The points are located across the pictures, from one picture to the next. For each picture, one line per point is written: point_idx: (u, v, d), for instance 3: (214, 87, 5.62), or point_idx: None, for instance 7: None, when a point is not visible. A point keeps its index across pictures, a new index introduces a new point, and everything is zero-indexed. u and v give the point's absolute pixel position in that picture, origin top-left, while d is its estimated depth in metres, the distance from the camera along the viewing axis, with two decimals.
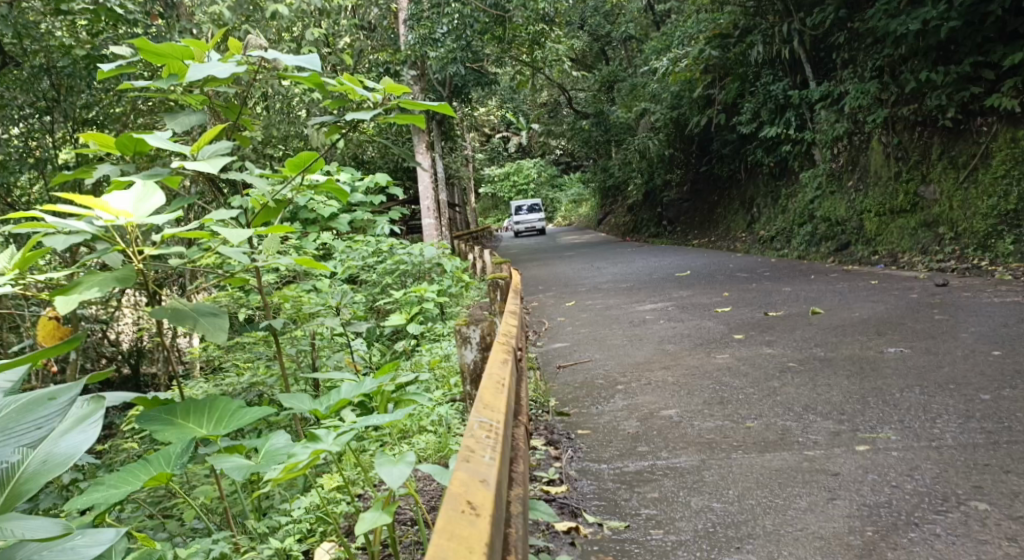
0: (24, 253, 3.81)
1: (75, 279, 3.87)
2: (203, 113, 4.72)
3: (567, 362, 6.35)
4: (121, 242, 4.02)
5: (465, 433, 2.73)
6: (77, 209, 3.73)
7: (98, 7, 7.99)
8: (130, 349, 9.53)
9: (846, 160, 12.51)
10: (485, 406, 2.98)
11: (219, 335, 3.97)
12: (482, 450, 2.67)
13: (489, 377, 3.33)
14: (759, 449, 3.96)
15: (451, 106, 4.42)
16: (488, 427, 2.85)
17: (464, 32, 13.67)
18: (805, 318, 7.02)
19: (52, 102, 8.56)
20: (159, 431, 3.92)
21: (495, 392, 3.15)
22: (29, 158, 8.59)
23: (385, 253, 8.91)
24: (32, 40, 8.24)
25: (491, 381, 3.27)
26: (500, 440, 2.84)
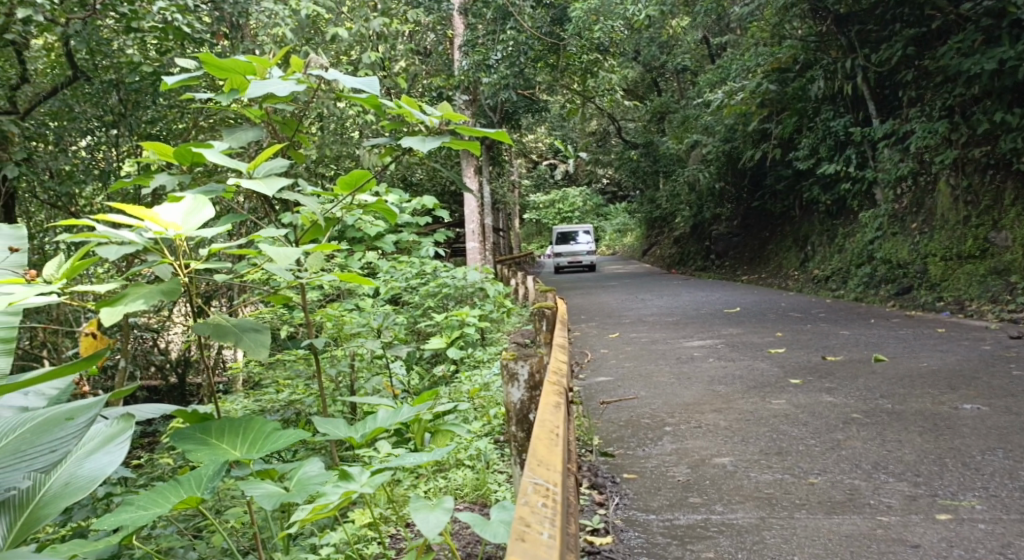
0: (73, 262, 3.66)
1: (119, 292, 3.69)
2: (261, 130, 4.62)
3: (612, 398, 6.07)
4: (171, 255, 3.87)
5: (519, 501, 2.47)
6: (128, 220, 3.59)
7: (166, 26, 8.26)
8: (178, 358, 9.56)
9: (910, 202, 12.17)
10: (541, 465, 2.72)
11: (260, 353, 3.76)
12: (540, 523, 2.40)
13: (541, 426, 3.06)
14: (825, 510, 3.66)
15: (507, 134, 4.29)
16: (543, 490, 2.58)
17: (518, 60, 13.31)
18: (867, 365, 6.67)
19: (118, 117, 9.11)
20: (191, 452, 3.65)
21: (550, 445, 2.89)
22: (94, 169, 9.14)
23: (428, 274, 8.72)
24: (104, 57, 8.79)
25: (544, 432, 3.01)
26: (558, 504, 2.57)
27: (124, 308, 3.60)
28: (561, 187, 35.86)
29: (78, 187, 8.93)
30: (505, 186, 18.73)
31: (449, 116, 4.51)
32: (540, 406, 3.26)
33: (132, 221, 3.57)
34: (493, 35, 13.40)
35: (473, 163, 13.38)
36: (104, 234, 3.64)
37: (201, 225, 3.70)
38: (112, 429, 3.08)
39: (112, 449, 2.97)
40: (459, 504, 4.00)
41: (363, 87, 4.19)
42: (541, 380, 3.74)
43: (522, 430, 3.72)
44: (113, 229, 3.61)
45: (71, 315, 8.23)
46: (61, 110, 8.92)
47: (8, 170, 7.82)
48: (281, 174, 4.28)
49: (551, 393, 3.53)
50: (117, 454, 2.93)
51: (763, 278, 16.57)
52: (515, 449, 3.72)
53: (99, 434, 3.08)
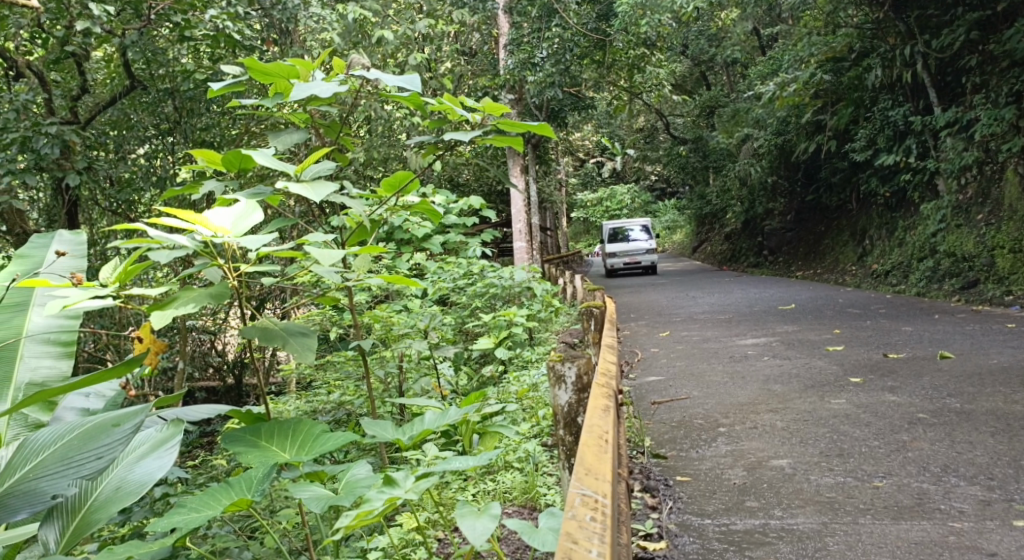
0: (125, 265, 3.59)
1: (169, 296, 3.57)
2: (307, 133, 4.59)
3: (664, 398, 5.94)
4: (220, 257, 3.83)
5: (567, 515, 2.38)
6: (179, 224, 3.57)
7: (218, 32, 8.32)
8: (234, 360, 9.70)
9: (974, 192, 11.77)
10: (589, 474, 2.62)
11: (307, 356, 3.70)
12: (588, 540, 2.30)
13: (589, 432, 2.97)
14: (892, 515, 3.50)
15: (551, 127, 4.19)
16: (592, 502, 2.49)
17: (563, 57, 13.18)
18: (933, 363, 6.43)
19: (173, 124, 9.27)
20: (242, 454, 3.54)
21: (598, 451, 2.80)
22: (152, 176, 9.30)
23: (476, 275, 8.64)
24: (159, 66, 8.87)
25: (592, 438, 2.92)
26: (608, 517, 2.48)
27: (174, 312, 3.48)
28: (608, 185, 35.48)
29: (137, 194, 9.15)
30: (553, 185, 18.61)
31: (491, 111, 4.42)
32: (588, 412, 3.17)
33: (182, 226, 3.55)
34: (538, 33, 13.20)
35: (520, 161, 13.29)
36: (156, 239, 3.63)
37: (249, 229, 3.67)
38: (164, 433, 3.07)
39: (163, 454, 2.96)
40: (508, 508, 3.93)
41: (405, 85, 4.12)
42: (588, 382, 3.64)
43: (570, 433, 3.62)
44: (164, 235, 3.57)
45: (130, 318, 8.36)
46: (120, 119, 9.30)
47: (70, 178, 8.07)
48: (328, 176, 4.22)
49: (599, 396, 3.44)
50: (164, 459, 2.92)
51: (819, 274, 16.17)
52: (562, 453, 3.63)
53: (152, 439, 3.08)
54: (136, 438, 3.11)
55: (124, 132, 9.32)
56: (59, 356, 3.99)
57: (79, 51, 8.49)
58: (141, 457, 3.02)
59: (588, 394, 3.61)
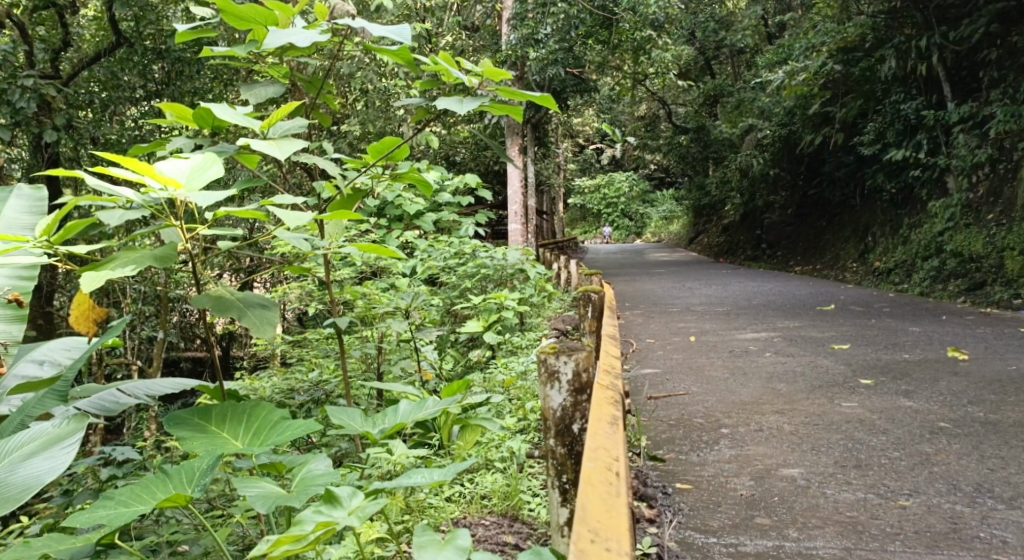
0: (64, 219, 3.17)
1: (109, 256, 3.15)
2: (284, 88, 4.09)
3: (660, 392, 5.54)
4: (175, 217, 3.35)
5: None
6: (125, 174, 3.08)
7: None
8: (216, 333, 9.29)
9: (985, 192, 11.32)
10: (597, 541, 2.33)
11: (266, 332, 3.28)
12: None
13: (594, 462, 2.67)
14: (926, 544, 3.15)
15: (553, 98, 3.81)
16: None
17: (568, 35, 12.64)
18: (949, 367, 6.07)
19: (162, 86, 8.72)
20: (186, 439, 3.12)
21: (606, 494, 2.50)
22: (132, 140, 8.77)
23: (467, 255, 8.16)
24: (148, 23, 8.49)
25: (595, 471, 2.62)
26: None
27: (110, 273, 3.06)
28: (606, 172, 34.71)
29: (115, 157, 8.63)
30: (551, 168, 18.13)
31: (488, 73, 3.98)
32: (591, 434, 2.82)
33: (127, 177, 3.07)
34: (543, 8, 12.56)
35: (518, 141, 12.76)
36: (105, 194, 3.17)
37: (205, 185, 3.16)
38: (61, 430, 2.98)
39: (57, 453, 2.87)
40: (486, 517, 3.57)
41: (393, 37, 3.62)
42: (586, 381, 3.11)
43: (562, 445, 3.13)
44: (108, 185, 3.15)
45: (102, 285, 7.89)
46: (105, 78, 8.58)
47: (46, 135, 7.54)
48: (298, 134, 3.77)
49: (601, 410, 3.09)
50: (61, 459, 2.84)
51: (818, 269, 15.76)
52: (553, 468, 3.12)
53: (49, 433, 2.98)
54: (26, 434, 2.99)
55: (111, 92, 8.63)
56: (9, 320, 3.60)
57: None
58: (30, 455, 2.91)
59: (584, 396, 3.10)
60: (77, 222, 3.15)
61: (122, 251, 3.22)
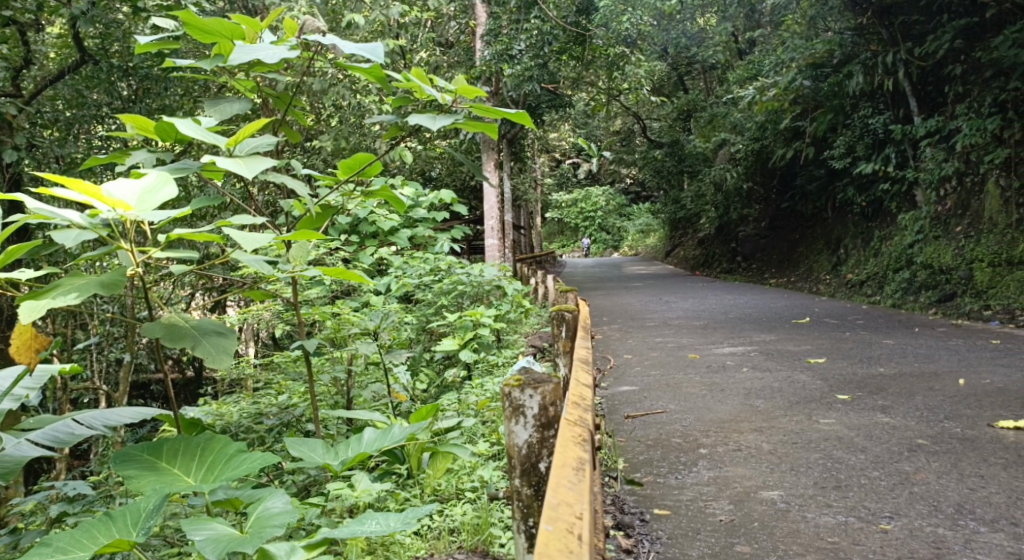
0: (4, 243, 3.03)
1: (51, 283, 3.03)
2: (249, 103, 3.94)
3: (637, 411, 5.46)
4: (125, 240, 3.22)
5: None
6: (70, 196, 2.95)
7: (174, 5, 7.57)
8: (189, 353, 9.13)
9: (954, 204, 11.36)
10: None
11: (222, 362, 3.17)
12: None
13: (555, 527, 2.40)
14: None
15: (528, 116, 3.72)
16: None
17: (542, 51, 12.57)
18: (925, 381, 6.04)
19: (130, 104, 8.56)
20: (133, 479, 3.02)
21: None
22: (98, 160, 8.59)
23: (442, 271, 8.04)
24: (114, 41, 8.33)
25: (553, 535, 2.36)
26: None
27: (53, 302, 2.95)
28: (584, 186, 34.74)
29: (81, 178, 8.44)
30: (527, 183, 18.11)
31: (462, 90, 3.85)
32: (553, 486, 2.56)
33: (73, 199, 2.95)
34: (517, 24, 12.49)
35: (494, 156, 12.68)
36: (51, 217, 3.02)
37: (157, 206, 3.05)
38: None
39: None
40: (455, 552, 3.48)
41: (365, 56, 3.45)
42: (553, 416, 3.00)
43: (528, 485, 3.03)
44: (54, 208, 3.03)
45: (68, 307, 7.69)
46: (71, 96, 8.41)
47: (8, 156, 7.36)
48: (266, 153, 3.63)
49: (568, 451, 2.82)
50: None
51: (793, 282, 15.80)
52: (519, 511, 3.03)
53: None
54: None
55: (79, 111, 8.45)
56: None
57: (24, 16, 7.80)
58: None
59: (551, 433, 3.00)
60: (19, 247, 3.02)
61: (67, 276, 3.11)
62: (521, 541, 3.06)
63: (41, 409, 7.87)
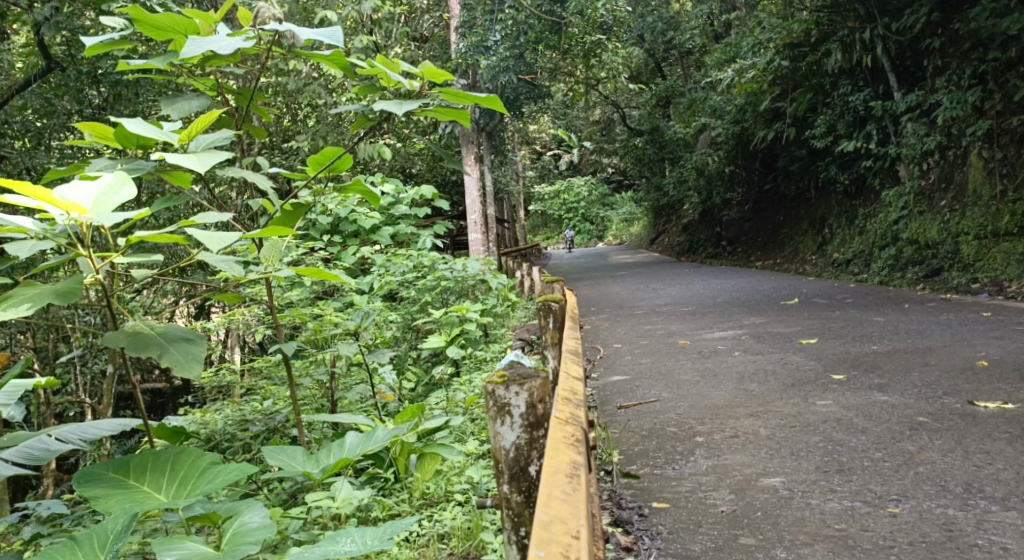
0: None
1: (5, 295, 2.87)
2: (207, 100, 3.78)
3: (630, 401, 5.32)
4: (82, 246, 3.05)
5: None
6: (22, 202, 2.78)
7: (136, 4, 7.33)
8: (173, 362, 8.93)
9: (937, 177, 11.28)
10: None
11: (191, 370, 3.01)
12: None
13: (549, 551, 2.24)
14: (922, 556, 2.98)
15: (501, 100, 3.52)
16: None
17: (518, 40, 12.38)
18: (919, 357, 5.94)
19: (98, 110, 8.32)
20: (100, 498, 2.92)
21: None
22: None
23: (426, 268, 7.87)
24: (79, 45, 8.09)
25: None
26: None
27: (4, 313, 2.79)
28: (566, 177, 34.59)
29: None
30: (509, 175, 18.01)
31: (430, 75, 3.67)
32: (545, 501, 2.41)
33: (25, 205, 2.78)
34: (492, 14, 12.26)
35: (474, 149, 12.51)
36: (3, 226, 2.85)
37: (113, 208, 2.90)
38: None
39: None
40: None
41: (324, 40, 3.28)
42: (542, 414, 2.87)
43: (518, 491, 2.88)
44: (4, 215, 2.87)
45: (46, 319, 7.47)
46: (40, 105, 8.08)
47: None
48: (223, 146, 3.49)
49: (560, 453, 2.69)
50: None
51: (778, 264, 15.72)
52: (510, 519, 2.88)
53: None
54: None
55: (47, 119, 8.21)
56: None
57: None
58: None
59: (540, 432, 2.87)
60: None
61: (21, 285, 2.95)
62: (514, 551, 2.93)
63: (23, 426, 7.68)
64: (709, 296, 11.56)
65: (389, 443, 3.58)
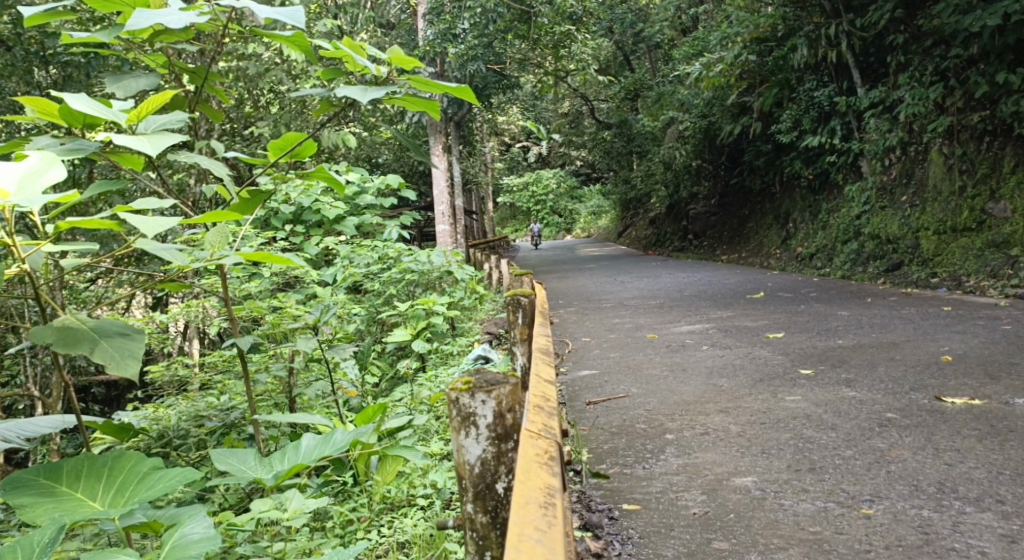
0: None
1: None
2: (157, 77, 3.57)
3: (599, 396, 5.24)
4: (8, 232, 2.87)
5: None
6: None
7: None
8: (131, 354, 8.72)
9: (901, 172, 11.33)
10: None
11: (127, 368, 2.85)
12: None
13: None
14: None
15: (471, 90, 3.34)
16: None
17: (486, 30, 12.16)
18: (885, 351, 5.93)
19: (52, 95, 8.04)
20: (29, 508, 2.78)
21: None
22: None
23: (391, 259, 7.71)
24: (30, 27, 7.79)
25: None
26: None
27: None
28: (534, 169, 34.50)
29: None
30: (477, 166, 17.90)
31: (398, 61, 3.49)
32: (515, 540, 2.21)
33: None
34: (460, 3, 12.05)
35: (441, 140, 12.36)
36: None
37: (40, 190, 2.72)
38: None
39: None
40: None
41: (286, 22, 3.09)
42: (508, 426, 2.76)
43: (483, 511, 2.79)
44: None
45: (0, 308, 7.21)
46: None
47: None
48: (176, 130, 3.32)
49: (532, 477, 2.50)
50: None
51: (744, 257, 15.76)
52: (475, 541, 2.80)
53: None
54: None
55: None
56: None
57: None
58: None
59: (508, 446, 2.76)
60: None
61: None
62: None
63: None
64: (676, 289, 11.54)
65: (347, 446, 3.43)
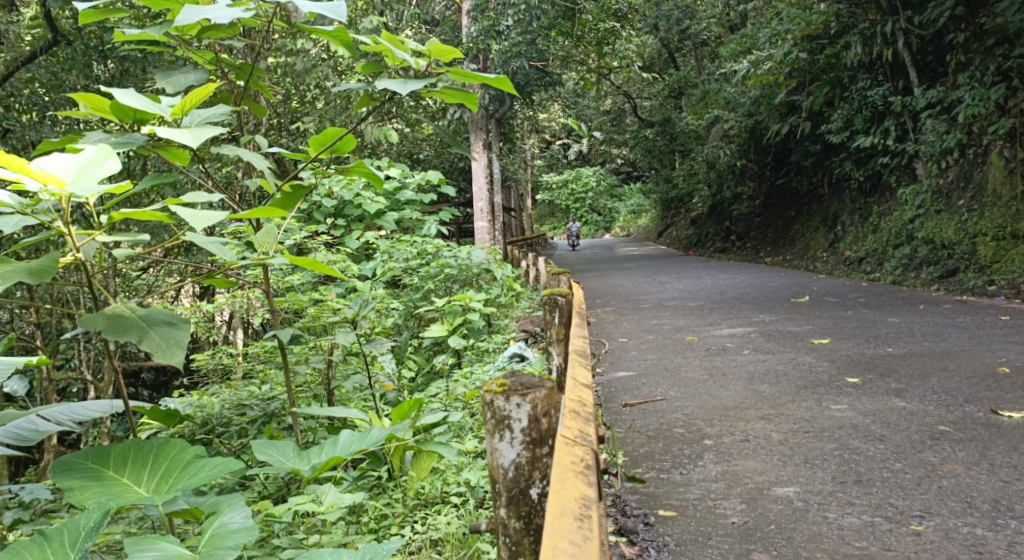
0: None
1: None
2: (204, 74, 3.58)
3: (637, 399, 5.14)
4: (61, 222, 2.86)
5: None
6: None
7: None
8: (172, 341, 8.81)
9: (955, 176, 11.02)
10: None
11: (173, 356, 2.83)
12: None
13: None
14: None
15: (510, 81, 3.27)
16: None
17: (530, 25, 12.02)
18: (936, 361, 5.74)
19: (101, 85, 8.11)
20: (74, 490, 2.78)
21: None
22: None
23: (430, 254, 7.66)
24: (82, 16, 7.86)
25: None
26: None
27: None
28: (573, 168, 34.29)
29: None
30: (519, 163, 17.79)
31: (439, 53, 3.43)
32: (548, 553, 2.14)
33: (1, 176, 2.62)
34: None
35: (482, 135, 12.27)
36: None
37: (96, 181, 2.71)
38: None
39: None
40: None
41: (328, 15, 3.03)
42: (543, 430, 2.69)
43: (517, 516, 2.72)
44: None
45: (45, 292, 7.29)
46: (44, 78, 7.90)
47: None
48: (220, 122, 3.29)
49: (567, 487, 2.43)
50: None
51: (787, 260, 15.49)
52: (508, 546, 2.74)
53: None
54: None
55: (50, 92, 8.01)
56: None
57: None
58: None
59: (543, 451, 2.70)
60: None
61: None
62: None
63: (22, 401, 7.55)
64: (718, 291, 11.36)
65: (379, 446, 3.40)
